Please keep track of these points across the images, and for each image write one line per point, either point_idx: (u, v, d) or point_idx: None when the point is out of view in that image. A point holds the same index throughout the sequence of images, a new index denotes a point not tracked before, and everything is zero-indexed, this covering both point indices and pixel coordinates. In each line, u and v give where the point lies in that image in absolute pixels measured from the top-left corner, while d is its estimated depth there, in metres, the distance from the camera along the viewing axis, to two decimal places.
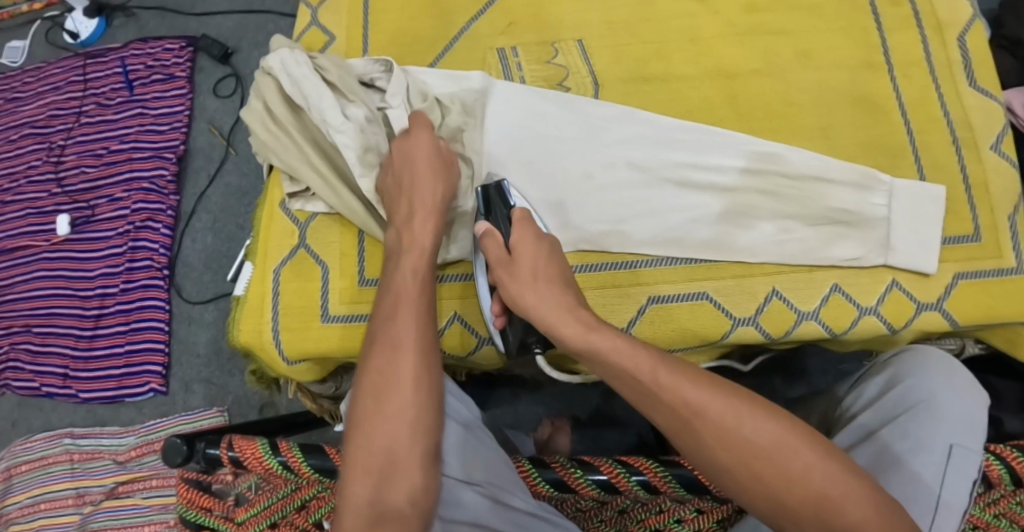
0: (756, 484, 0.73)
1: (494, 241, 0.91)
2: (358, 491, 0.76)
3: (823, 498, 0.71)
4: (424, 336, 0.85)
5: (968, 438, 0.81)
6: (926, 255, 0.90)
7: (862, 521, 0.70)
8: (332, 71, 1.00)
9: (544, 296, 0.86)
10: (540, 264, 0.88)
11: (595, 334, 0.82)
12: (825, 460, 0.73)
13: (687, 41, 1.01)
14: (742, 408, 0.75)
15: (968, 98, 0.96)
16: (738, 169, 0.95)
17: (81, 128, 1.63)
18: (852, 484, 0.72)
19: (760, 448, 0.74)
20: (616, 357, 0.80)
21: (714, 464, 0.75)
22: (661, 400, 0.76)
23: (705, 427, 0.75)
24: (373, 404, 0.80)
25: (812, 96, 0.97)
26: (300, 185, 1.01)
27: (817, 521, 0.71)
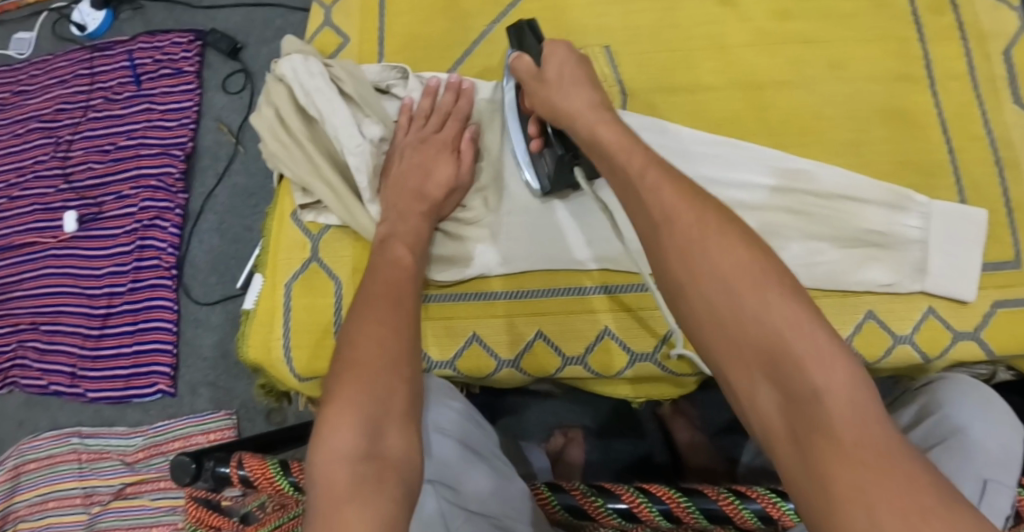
0: (704, 312, 0.64)
1: (525, 61, 0.89)
2: (344, 436, 0.69)
3: (779, 348, 0.60)
4: (409, 298, 0.81)
5: (1003, 472, 0.77)
6: (964, 282, 0.87)
7: (819, 382, 0.59)
8: (346, 81, 0.98)
9: (573, 96, 0.83)
10: (566, 71, 0.85)
11: (603, 128, 0.79)
12: (794, 305, 0.62)
13: (715, 51, 0.97)
14: (713, 227, 0.66)
15: (1010, 116, 0.92)
16: (767, 188, 0.91)
17: (88, 123, 1.59)
18: (818, 339, 0.60)
19: (723, 276, 0.64)
20: (613, 153, 0.76)
21: (672, 288, 0.66)
22: (643, 202, 0.70)
23: (669, 236, 0.67)
24: (363, 349, 0.74)
25: (846, 111, 0.93)
26: (312, 197, 0.98)
27: (765, 375, 0.61)
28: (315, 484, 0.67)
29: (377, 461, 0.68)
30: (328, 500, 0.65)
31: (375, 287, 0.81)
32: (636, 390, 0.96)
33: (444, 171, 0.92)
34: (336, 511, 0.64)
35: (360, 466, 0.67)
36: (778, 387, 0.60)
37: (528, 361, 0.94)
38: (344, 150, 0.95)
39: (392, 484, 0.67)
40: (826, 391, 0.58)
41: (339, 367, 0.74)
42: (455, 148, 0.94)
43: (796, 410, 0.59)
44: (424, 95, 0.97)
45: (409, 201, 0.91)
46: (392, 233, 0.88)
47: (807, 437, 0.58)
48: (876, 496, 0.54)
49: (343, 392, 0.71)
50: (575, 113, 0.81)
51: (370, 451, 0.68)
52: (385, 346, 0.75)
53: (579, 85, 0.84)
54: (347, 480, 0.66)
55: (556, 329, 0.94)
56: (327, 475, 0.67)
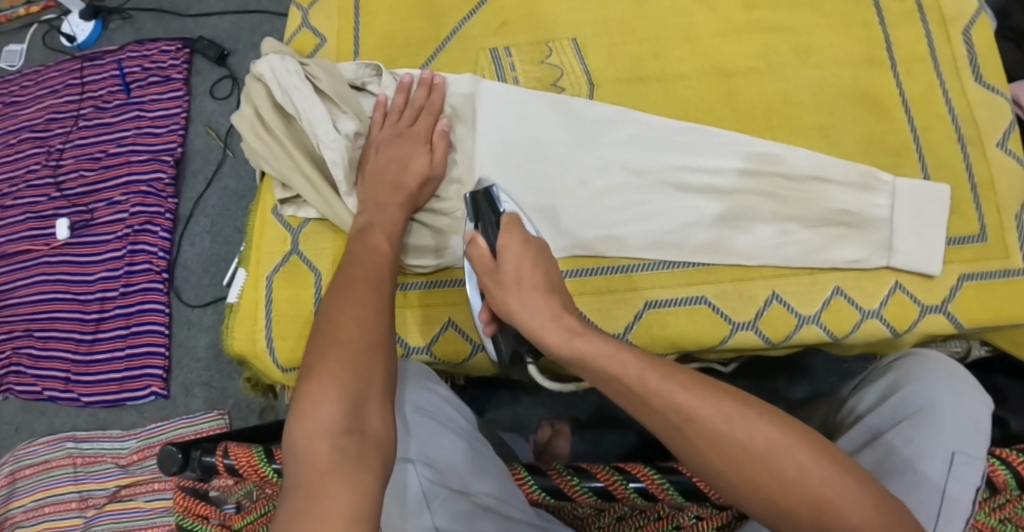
0: (747, 486, 0.67)
1: (479, 247, 0.85)
2: (326, 412, 0.71)
3: (822, 503, 0.65)
4: (389, 281, 0.84)
5: (970, 444, 0.78)
6: (930, 256, 0.88)
7: (865, 525, 0.64)
8: (323, 79, 0.99)
9: (530, 305, 0.79)
10: (525, 271, 0.81)
11: (576, 338, 0.75)
12: (818, 459, 0.67)
13: (682, 39, 0.99)
14: (731, 410, 0.68)
15: (973, 94, 0.93)
16: (736, 171, 0.92)
17: (79, 132, 1.62)
18: (849, 485, 0.66)
19: (755, 454, 0.67)
20: (597, 364, 0.73)
21: (708, 471, 0.68)
22: (652, 405, 0.70)
23: (694, 433, 0.68)
24: (341, 328, 0.76)
25: (812, 93, 0.95)
26: (291, 192, 1.00)
27: (816, 528, 0.65)
28: (298, 459, 0.69)
29: (358, 436, 0.70)
30: (313, 473, 0.67)
31: (354, 267, 0.84)
32: None
33: (419, 163, 0.95)
34: (321, 485, 0.66)
35: (342, 441, 0.69)
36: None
37: None
38: (320, 147, 0.97)
39: (372, 459, 0.69)
40: (873, 530, 0.64)
41: (319, 346, 0.76)
42: (428, 140, 0.96)
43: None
44: (398, 91, 0.99)
45: (387, 193, 0.93)
46: (371, 224, 0.90)
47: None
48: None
49: (324, 370, 0.73)
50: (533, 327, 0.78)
51: (352, 426, 0.70)
52: (365, 327, 0.77)
53: (532, 288, 0.80)
54: (330, 453, 0.68)
55: None
56: (310, 450, 0.69)
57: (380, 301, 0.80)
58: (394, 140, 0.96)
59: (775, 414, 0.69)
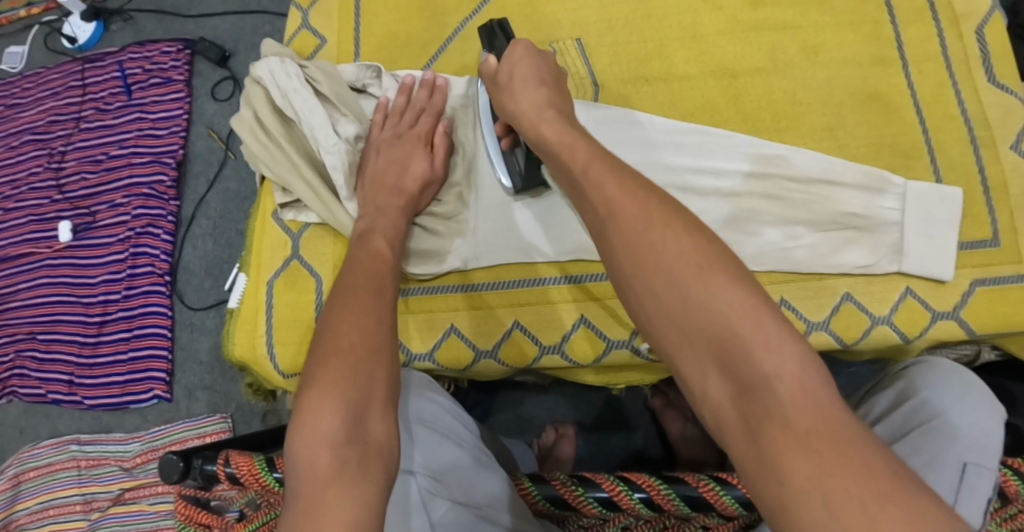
0: (651, 299, 0.64)
1: (491, 61, 0.90)
2: (327, 421, 0.69)
3: (726, 335, 0.60)
4: (390, 287, 0.82)
5: (984, 454, 0.76)
6: (942, 261, 0.86)
7: (768, 370, 0.59)
8: (323, 82, 0.98)
9: (521, 97, 0.84)
10: (516, 73, 0.86)
11: (547, 126, 0.80)
12: (741, 294, 0.61)
13: (688, 39, 0.97)
14: (658, 219, 0.66)
15: (986, 94, 0.91)
16: (742, 173, 0.90)
17: (81, 133, 1.61)
18: (766, 327, 0.60)
19: (668, 267, 0.64)
20: (558, 150, 0.77)
21: (622, 281, 0.67)
22: (589, 197, 0.71)
23: (615, 229, 0.68)
24: (343, 334, 0.75)
25: (819, 94, 0.92)
26: (291, 196, 0.98)
27: (712, 359, 0.61)
28: (297, 471, 0.67)
29: (360, 445, 0.68)
30: (314, 485, 0.65)
31: (353, 274, 0.82)
32: (614, 378, 0.97)
33: (420, 165, 0.93)
34: (321, 498, 0.64)
35: (343, 451, 0.67)
36: (726, 374, 0.60)
37: (507, 351, 0.93)
38: (320, 151, 0.95)
39: (374, 468, 0.68)
40: (774, 376, 0.58)
41: (321, 352, 0.74)
42: (429, 143, 0.95)
43: (744, 398, 0.59)
44: (399, 93, 0.97)
45: (388, 196, 0.91)
46: (372, 228, 0.88)
47: (756, 422, 0.58)
48: (816, 481, 0.54)
49: (324, 378, 0.71)
50: (523, 114, 0.83)
51: (353, 435, 0.68)
52: (367, 333, 0.76)
53: (531, 87, 0.84)
54: (332, 464, 0.66)
55: (533, 319, 0.94)
56: (310, 460, 0.67)
57: (382, 311, 0.78)
58: (394, 143, 0.94)
59: (712, 242, 0.65)
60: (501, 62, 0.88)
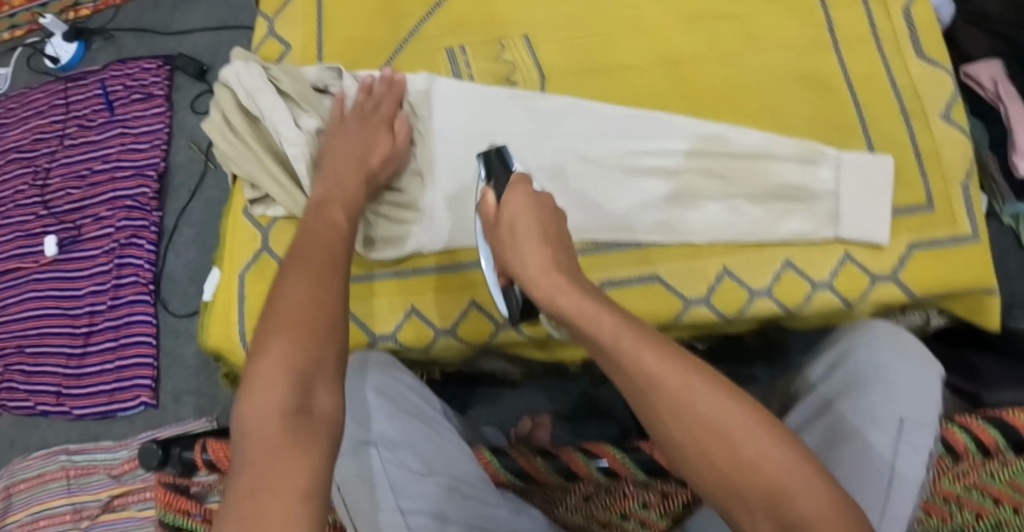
0: (699, 457, 0.63)
1: (488, 198, 0.81)
2: (275, 393, 0.72)
3: (774, 490, 0.61)
4: (344, 260, 0.84)
5: (919, 411, 0.80)
6: (877, 226, 0.90)
7: (818, 518, 0.59)
8: (285, 82, 1.02)
9: (527, 257, 0.74)
10: (521, 226, 0.76)
11: (564, 297, 0.71)
12: (782, 449, 0.62)
13: (630, 29, 1.01)
14: (698, 383, 0.65)
15: (916, 70, 0.95)
16: (684, 152, 0.94)
17: (65, 150, 1.66)
18: (808, 479, 0.61)
19: (718, 432, 0.63)
20: (576, 322, 0.69)
21: (670, 447, 0.65)
22: (621, 368, 0.66)
23: (658, 400, 0.64)
24: (295, 307, 0.77)
25: (757, 74, 0.97)
26: (260, 191, 1.03)
27: (765, 513, 0.61)
28: (247, 437, 0.70)
29: (308, 415, 0.71)
30: (259, 451, 0.68)
31: (304, 243, 0.84)
32: (571, 354, 1.00)
33: (383, 145, 0.96)
34: (265, 463, 0.67)
35: (291, 420, 0.70)
36: (780, 526, 0.60)
37: (464, 328, 0.97)
38: (281, 146, 0.99)
39: (319, 435, 0.70)
40: (824, 523, 0.59)
41: (268, 330, 0.76)
42: (391, 125, 0.98)
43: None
44: (360, 90, 1.00)
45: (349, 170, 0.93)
46: (328, 197, 0.90)
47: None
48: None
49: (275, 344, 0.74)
50: (530, 277, 0.74)
51: (301, 406, 0.71)
52: (317, 305, 0.78)
53: (535, 247, 0.74)
54: (280, 432, 0.69)
55: (489, 298, 0.97)
56: (259, 430, 0.70)
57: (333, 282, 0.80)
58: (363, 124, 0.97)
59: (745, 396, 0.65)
60: (500, 208, 0.78)
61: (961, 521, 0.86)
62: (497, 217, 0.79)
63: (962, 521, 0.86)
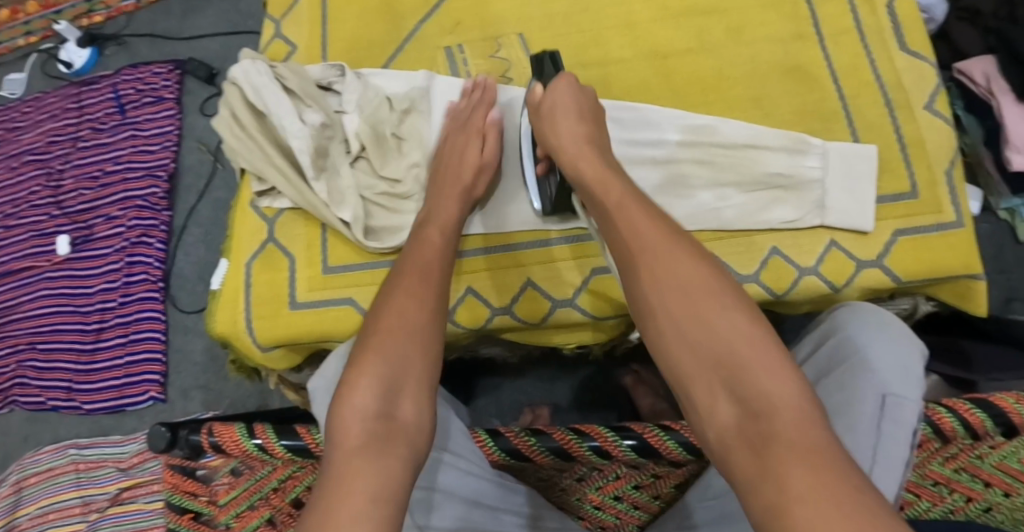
0: (670, 327, 0.71)
1: (536, 89, 0.97)
2: (363, 396, 0.76)
3: (733, 361, 0.68)
4: (438, 276, 0.88)
5: (902, 386, 0.82)
6: (862, 213, 0.93)
7: (772, 397, 0.66)
8: (290, 79, 1.05)
9: (568, 130, 0.90)
10: (560, 105, 0.92)
11: (585, 161, 0.86)
12: (749, 328, 0.69)
13: (620, 26, 1.05)
14: (684, 257, 0.74)
15: (899, 61, 0.98)
16: (674, 143, 0.97)
17: (78, 152, 1.70)
18: (771, 359, 0.68)
19: (692, 300, 0.71)
20: (591, 186, 0.83)
21: (643, 308, 0.74)
22: (619, 230, 0.78)
23: (642, 263, 0.75)
24: (390, 320, 0.82)
25: (743, 69, 1.00)
26: (267, 185, 1.05)
27: (722, 382, 0.68)
28: (331, 432, 0.75)
29: (388, 421, 0.75)
30: (342, 456, 0.73)
31: (407, 256, 0.90)
32: (566, 338, 1.03)
33: (474, 151, 0.98)
34: (351, 460, 0.72)
35: (372, 425, 0.75)
36: (735, 399, 0.67)
37: (462, 313, 0.99)
38: (286, 140, 1.02)
39: (399, 444, 0.74)
40: (781, 405, 0.66)
41: (364, 336, 0.82)
42: (483, 131, 1.00)
43: (749, 421, 0.66)
44: (462, 97, 1.04)
45: (448, 186, 0.96)
46: (428, 218, 0.94)
47: (764, 446, 0.64)
48: (809, 492, 0.60)
49: (365, 357, 0.78)
50: (561, 146, 0.89)
51: (383, 412, 0.76)
52: (407, 316, 0.82)
53: (573, 120, 0.90)
54: (361, 435, 0.74)
55: (485, 284, 1.00)
56: (343, 428, 0.75)
57: (430, 297, 0.85)
58: (466, 130, 1.00)
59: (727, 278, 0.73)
60: (546, 93, 0.94)
61: (951, 503, 0.90)
62: (542, 99, 0.95)
63: (952, 503, 0.90)
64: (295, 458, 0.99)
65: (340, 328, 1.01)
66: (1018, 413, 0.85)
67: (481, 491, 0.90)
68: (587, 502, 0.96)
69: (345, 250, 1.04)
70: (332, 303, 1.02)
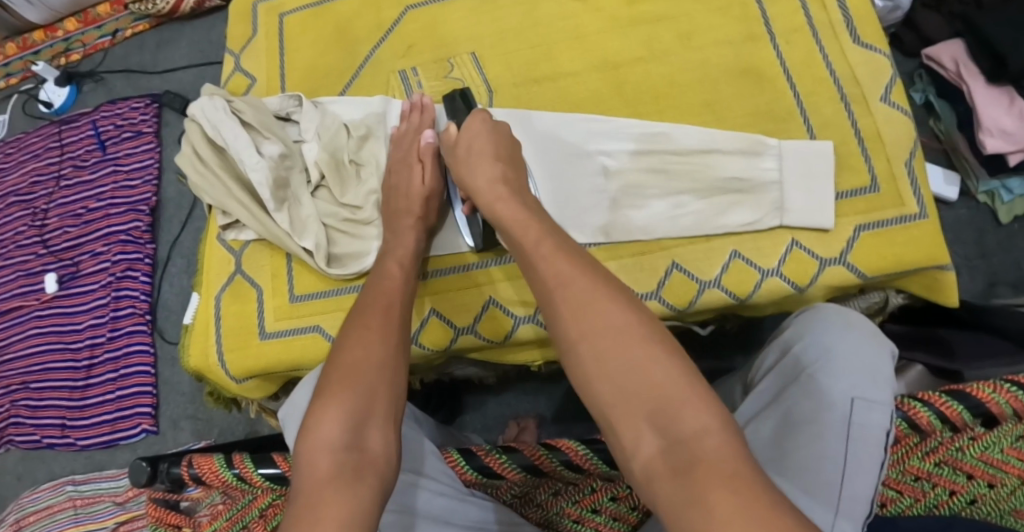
0: (595, 364, 0.70)
1: (450, 130, 0.98)
2: (329, 428, 0.74)
3: (659, 398, 0.67)
4: (401, 308, 0.87)
5: (870, 388, 0.80)
6: (822, 211, 0.92)
7: (698, 429, 0.65)
8: (247, 111, 1.05)
9: (479, 171, 0.91)
10: (474, 147, 0.93)
11: (503, 203, 0.87)
12: (671, 361, 0.68)
13: (572, 39, 1.05)
14: (603, 293, 0.73)
15: (853, 54, 0.98)
16: (629, 152, 0.98)
17: (61, 191, 1.71)
18: (692, 389, 0.67)
19: (611, 332, 0.71)
20: (511, 227, 0.84)
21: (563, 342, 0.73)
22: (539, 271, 0.78)
23: (563, 299, 0.74)
24: (356, 350, 0.80)
25: (696, 75, 1.00)
26: (231, 217, 1.05)
27: (648, 417, 0.66)
28: (301, 467, 0.73)
29: (358, 452, 0.73)
30: (314, 486, 0.70)
31: (378, 273, 0.91)
32: (532, 353, 1.02)
33: (415, 181, 0.98)
34: (320, 494, 0.70)
35: (342, 456, 0.72)
36: (662, 432, 0.66)
37: (426, 335, 0.99)
38: (245, 173, 1.02)
39: (370, 475, 0.72)
40: (705, 433, 0.65)
41: (327, 367, 0.80)
42: (420, 159, 1.00)
43: (674, 452, 0.65)
44: (401, 120, 1.04)
45: (401, 218, 0.97)
46: (389, 250, 0.94)
47: (685, 472, 0.63)
48: (730, 521, 0.59)
49: (331, 390, 0.77)
50: (479, 191, 0.90)
51: (352, 442, 0.73)
52: (372, 347, 0.81)
53: (489, 162, 0.91)
54: (331, 468, 0.72)
55: (448, 305, 1.00)
56: (313, 464, 0.72)
57: (391, 326, 0.84)
58: (407, 161, 1.01)
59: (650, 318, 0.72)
60: (461, 135, 0.95)
61: (934, 497, 0.84)
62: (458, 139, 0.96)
63: (935, 498, 0.84)
64: (274, 486, 0.97)
65: (308, 356, 1.01)
66: (997, 404, 0.84)
67: (450, 509, 0.91)
68: (565, 517, 0.91)
69: (310, 279, 1.03)
70: (301, 332, 1.01)
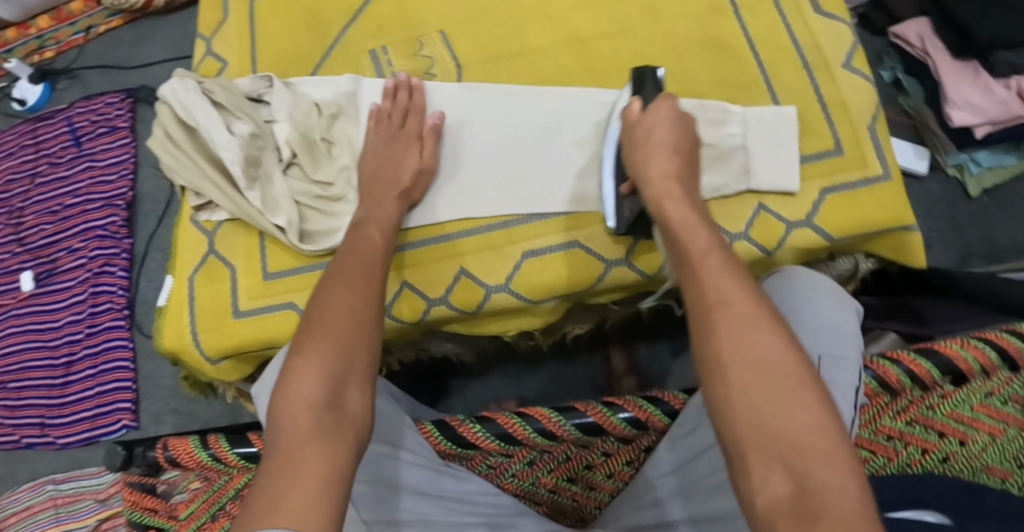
0: (741, 393, 0.67)
1: (635, 105, 0.92)
2: (310, 385, 0.74)
3: (797, 445, 0.64)
4: (379, 272, 0.87)
5: (836, 346, 0.81)
6: (788, 175, 0.94)
7: (833, 485, 0.62)
8: (218, 92, 1.05)
9: (661, 163, 0.85)
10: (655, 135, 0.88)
11: (672, 203, 0.82)
12: (822, 411, 0.65)
13: (539, 16, 1.06)
14: (766, 321, 0.69)
15: (814, 24, 1.00)
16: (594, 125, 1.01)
17: (36, 189, 1.70)
18: (834, 444, 0.64)
19: (769, 367, 0.67)
20: (677, 228, 0.79)
21: (712, 362, 0.69)
22: (697, 283, 0.73)
23: (722, 316, 0.70)
24: (338, 312, 0.81)
25: (661, 48, 1.02)
26: (204, 198, 1.06)
27: (783, 463, 0.64)
28: (280, 425, 0.73)
29: (335, 411, 0.74)
30: (291, 440, 0.71)
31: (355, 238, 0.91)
32: (503, 324, 1.03)
33: (412, 159, 0.99)
34: (299, 450, 0.70)
35: (320, 413, 0.73)
36: (795, 478, 0.63)
37: (399, 307, 1.00)
38: (217, 153, 1.02)
39: (347, 434, 0.73)
40: (835, 490, 0.62)
41: (308, 327, 0.80)
42: (420, 137, 1.00)
43: (805, 502, 0.61)
44: (384, 98, 1.03)
45: (383, 189, 0.96)
46: (367, 217, 0.94)
47: (811, 521, 0.60)
48: None
49: (311, 348, 0.77)
50: (649, 180, 0.85)
51: (331, 402, 0.74)
52: (354, 310, 0.81)
53: (665, 156, 0.86)
54: (310, 424, 0.72)
55: (419, 278, 1.00)
56: (292, 422, 0.72)
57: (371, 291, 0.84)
58: (399, 136, 1.00)
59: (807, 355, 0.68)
60: (645, 117, 0.90)
61: (907, 456, 0.83)
62: (638, 120, 0.90)
63: (907, 457, 0.83)
64: (249, 465, 0.96)
65: (282, 333, 1.01)
66: (964, 360, 0.85)
67: (427, 481, 0.89)
68: (541, 486, 0.92)
69: (283, 256, 1.04)
70: (272, 309, 1.02)
